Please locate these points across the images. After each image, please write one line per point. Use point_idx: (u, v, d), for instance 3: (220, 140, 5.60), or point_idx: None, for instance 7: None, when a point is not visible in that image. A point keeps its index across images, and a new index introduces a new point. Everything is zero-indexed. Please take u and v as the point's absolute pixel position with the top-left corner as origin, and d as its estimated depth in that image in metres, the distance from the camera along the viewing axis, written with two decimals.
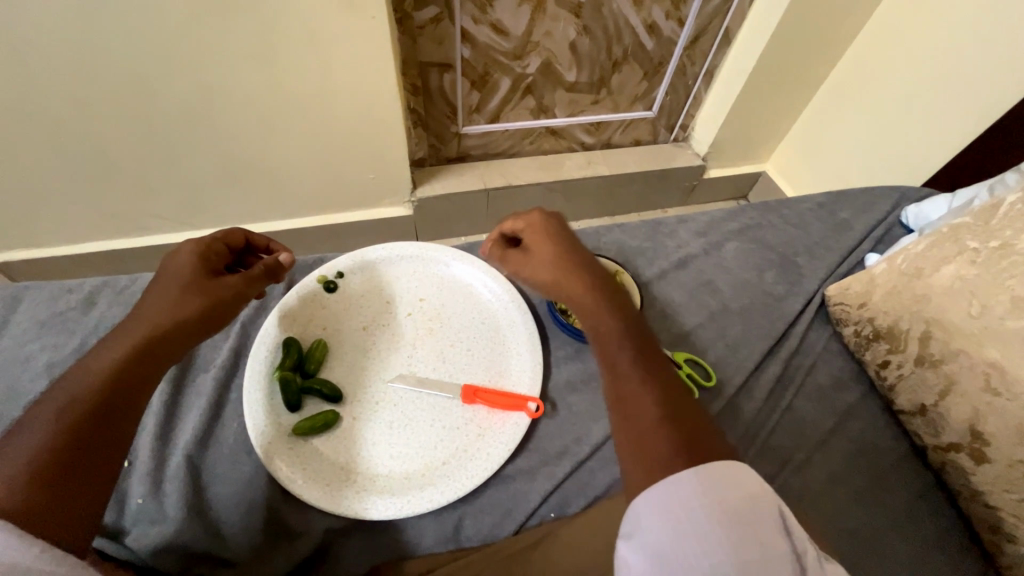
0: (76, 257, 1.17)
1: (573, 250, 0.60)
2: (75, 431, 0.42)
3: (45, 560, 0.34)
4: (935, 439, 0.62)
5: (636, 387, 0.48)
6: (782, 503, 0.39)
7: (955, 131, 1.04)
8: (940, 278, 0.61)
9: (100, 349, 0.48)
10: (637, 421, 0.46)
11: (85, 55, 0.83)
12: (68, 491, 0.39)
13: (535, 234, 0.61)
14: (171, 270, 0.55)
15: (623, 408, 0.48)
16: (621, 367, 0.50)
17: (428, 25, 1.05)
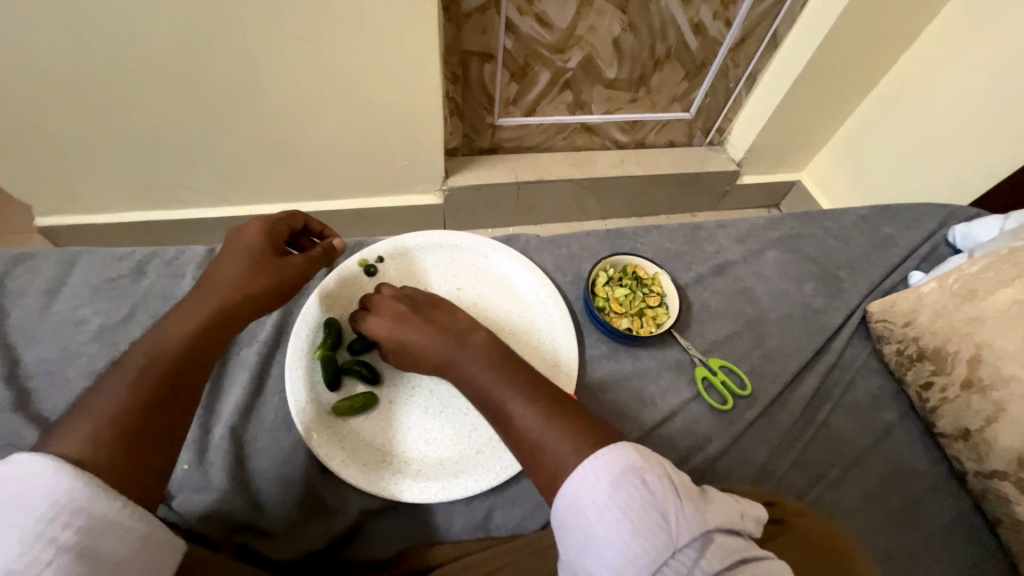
0: (113, 225, 1.20)
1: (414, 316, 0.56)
2: (152, 399, 0.44)
3: (126, 514, 0.37)
4: (977, 465, 0.60)
5: (525, 429, 0.46)
6: (642, 472, 0.41)
7: (1009, 150, 1.00)
8: (996, 301, 0.60)
9: (172, 318, 0.49)
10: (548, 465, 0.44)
11: (143, 28, 0.84)
12: (143, 450, 0.42)
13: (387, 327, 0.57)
14: (240, 244, 0.56)
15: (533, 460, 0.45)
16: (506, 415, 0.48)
17: (474, 14, 1.04)
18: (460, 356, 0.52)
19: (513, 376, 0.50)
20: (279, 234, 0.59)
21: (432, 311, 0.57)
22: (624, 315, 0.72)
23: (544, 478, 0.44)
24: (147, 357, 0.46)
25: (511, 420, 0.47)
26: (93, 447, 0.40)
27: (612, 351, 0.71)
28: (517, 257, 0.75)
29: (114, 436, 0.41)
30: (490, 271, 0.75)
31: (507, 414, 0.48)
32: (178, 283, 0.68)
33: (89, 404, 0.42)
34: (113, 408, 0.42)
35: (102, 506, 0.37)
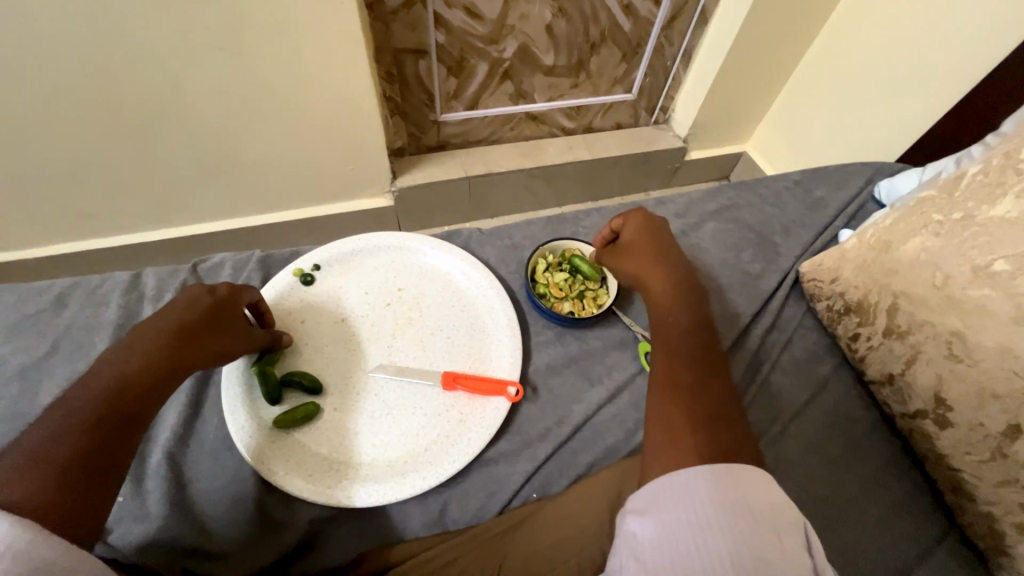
0: (48, 259, 1.14)
1: (672, 265, 0.63)
2: (97, 440, 0.43)
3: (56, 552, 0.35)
4: (903, 407, 0.63)
5: (689, 381, 0.52)
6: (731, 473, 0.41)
7: (927, 104, 1.04)
8: (907, 250, 0.62)
9: (118, 355, 0.48)
10: (689, 408, 0.49)
11: (43, 51, 0.80)
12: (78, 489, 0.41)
13: (637, 239, 0.65)
14: (187, 300, 0.54)
15: (677, 397, 0.51)
16: (679, 362, 0.54)
17: (400, 10, 1.02)
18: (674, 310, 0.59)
19: (706, 351, 0.55)
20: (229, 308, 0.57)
21: (689, 278, 0.62)
22: (565, 299, 0.73)
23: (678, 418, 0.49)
24: (91, 398, 0.45)
25: (678, 364, 0.54)
26: (34, 491, 0.39)
27: (557, 336, 0.72)
28: (455, 252, 0.75)
29: (58, 478, 0.40)
30: (430, 269, 0.75)
31: (681, 362, 0.54)
32: (103, 312, 0.67)
33: (28, 446, 0.41)
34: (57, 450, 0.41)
35: (45, 549, 0.35)
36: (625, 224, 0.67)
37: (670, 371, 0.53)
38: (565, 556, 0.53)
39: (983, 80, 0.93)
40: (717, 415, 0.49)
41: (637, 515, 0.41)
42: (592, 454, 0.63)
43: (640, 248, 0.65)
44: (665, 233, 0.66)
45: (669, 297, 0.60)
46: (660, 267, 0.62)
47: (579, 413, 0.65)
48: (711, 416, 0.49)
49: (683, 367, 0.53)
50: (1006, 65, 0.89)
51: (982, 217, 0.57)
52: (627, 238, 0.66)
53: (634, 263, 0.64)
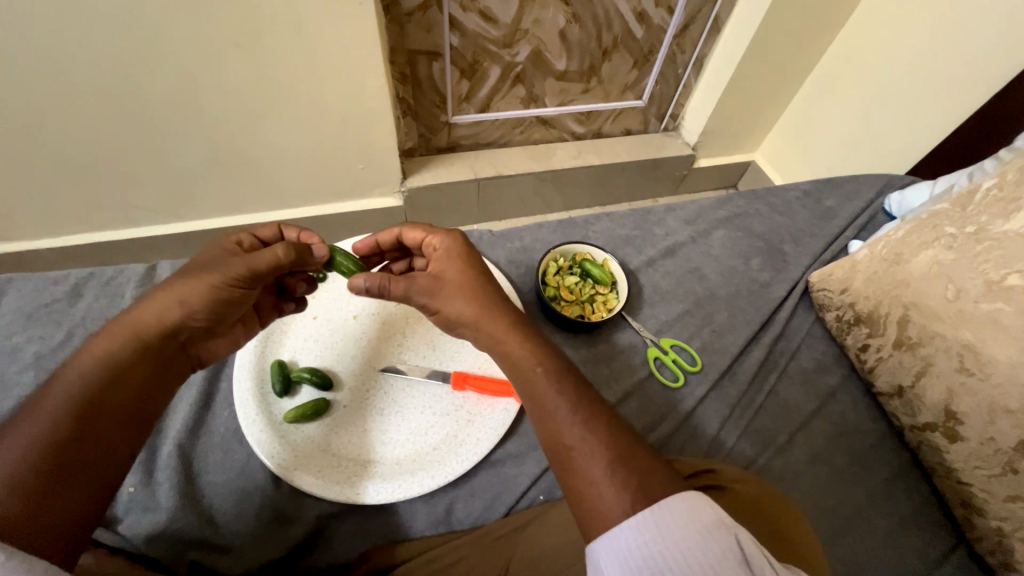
0: (58, 249, 1.15)
1: (483, 281, 0.55)
2: (79, 435, 0.42)
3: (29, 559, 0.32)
4: (912, 419, 0.63)
5: (575, 436, 0.44)
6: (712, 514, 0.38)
7: (938, 117, 1.04)
8: (919, 262, 0.62)
9: (105, 335, 0.47)
10: (585, 477, 0.42)
11: (63, 43, 0.81)
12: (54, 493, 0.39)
13: (442, 256, 0.57)
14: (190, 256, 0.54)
15: (570, 471, 0.43)
16: (555, 418, 0.45)
17: (416, 12, 1.03)
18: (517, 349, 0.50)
19: (571, 387, 0.47)
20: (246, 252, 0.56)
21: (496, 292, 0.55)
22: (576, 303, 0.73)
23: (580, 491, 0.42)
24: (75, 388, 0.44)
25: (553, 421, 0.45)
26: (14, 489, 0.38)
27: (566, 339, 0.72)
28: None
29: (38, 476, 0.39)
30: None
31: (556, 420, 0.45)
32: (117, 304, 0.68)
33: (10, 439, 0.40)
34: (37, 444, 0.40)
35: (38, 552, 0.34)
36: (435, 255, 0.57)
37: (552, 429, 0.45)
38: (571, 556, 0.51)
39: (995, 95, 0.93)
40: (615, 443, 0.43)
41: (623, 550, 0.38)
42: None
43: (445, 272, 0.55)
44: (463, 245, 0.58)
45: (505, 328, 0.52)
46: (477, 293, 0.53)
47: None
48: (615, 453, 0.43)
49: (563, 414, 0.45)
50: (1019, 80, 0.89)
51: (995, 231, 0.57)
52: (434, 267, 0.57)
53: (453, 298, 0.53)
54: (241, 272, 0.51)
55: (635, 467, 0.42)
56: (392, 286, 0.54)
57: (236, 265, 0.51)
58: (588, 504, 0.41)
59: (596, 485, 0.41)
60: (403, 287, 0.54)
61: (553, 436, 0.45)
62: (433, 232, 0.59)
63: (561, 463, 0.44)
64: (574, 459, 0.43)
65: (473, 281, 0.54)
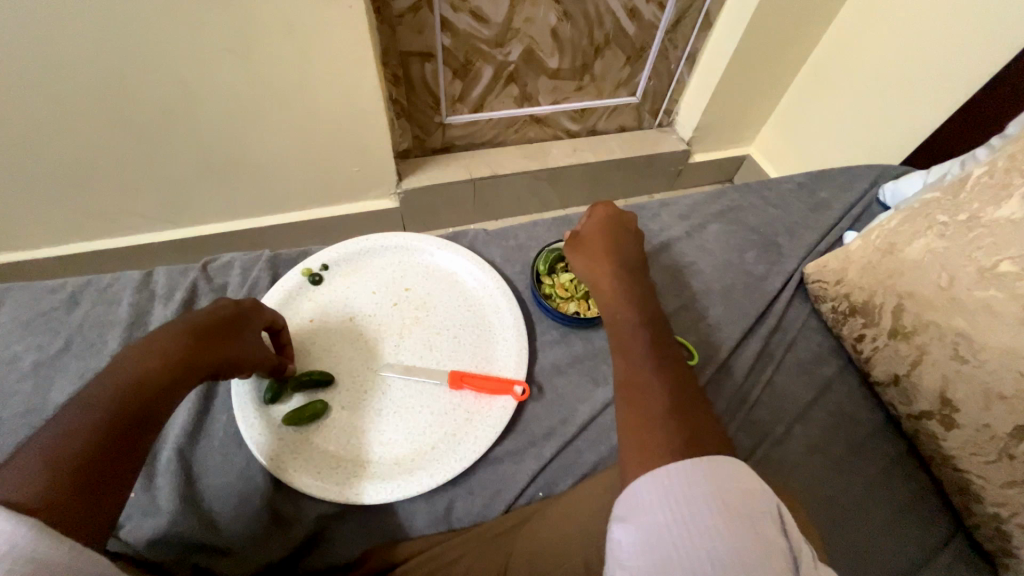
0: (57, 259, 1.16)
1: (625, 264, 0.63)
2: (107, 444, 0.41)
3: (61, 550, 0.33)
4: (908, 407, 0.63)
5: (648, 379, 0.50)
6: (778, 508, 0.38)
7: (932, 106, 1.04)
8: (912, 252, 0.62)
9: (139, 356, 0.47)
10: (644, 408, 0.48)
11: (56, 53, 0.81)
12: (98, 491, 0.39)
13: (596, 229, 0.66)
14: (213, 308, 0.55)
15: (631, 394, 0.50)
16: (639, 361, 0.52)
17: (407, 14, 1.04)
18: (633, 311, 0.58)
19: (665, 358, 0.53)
20: (254, 322, 0.57)
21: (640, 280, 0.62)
22: (571, 300, 0.73)
23: (635, 414, 0.48)
24: (104, 399, 0.43)
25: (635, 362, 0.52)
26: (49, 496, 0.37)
27: (562, 336, 0.72)
28: (462, 253, 0.76)
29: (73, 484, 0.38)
30: (437, 269, 0.76)
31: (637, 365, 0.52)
32: (114, 310, 0.69)
33: (42, 444, 0.39)
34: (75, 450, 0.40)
35: (49, 551, 0.33)
36: (590, 228, 0.66)
37: (629, 364, 0.53)
38: (570, 552, 0.52)
39: (988, 82, 0.93)
40: (681, 400, 0.48)
41: (622, 521, 0.40)
42: (598, 453, 0.63)
43: (595, 244, 0.64)
44: (627, 231, 0.67)
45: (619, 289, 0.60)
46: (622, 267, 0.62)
47: (584, 413, 0.65)
48: (674, 399, 0.48)
49: (643, 354, 0.53)
50: (1010, 68, 0.89)
51: (987, 218, 0.57)
52: (584, 234, 0.66)
53: (585, 259, 0.64)
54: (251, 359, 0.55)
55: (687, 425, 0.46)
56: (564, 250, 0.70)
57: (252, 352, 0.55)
58: (639, 434, 0.46)
59: (654, 422, 0.46)
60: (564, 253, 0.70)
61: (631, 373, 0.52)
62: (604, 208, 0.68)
63: (626, 389, 0.50)
64: (638, 389, 0.49)
65: (613, 253, 0.63)
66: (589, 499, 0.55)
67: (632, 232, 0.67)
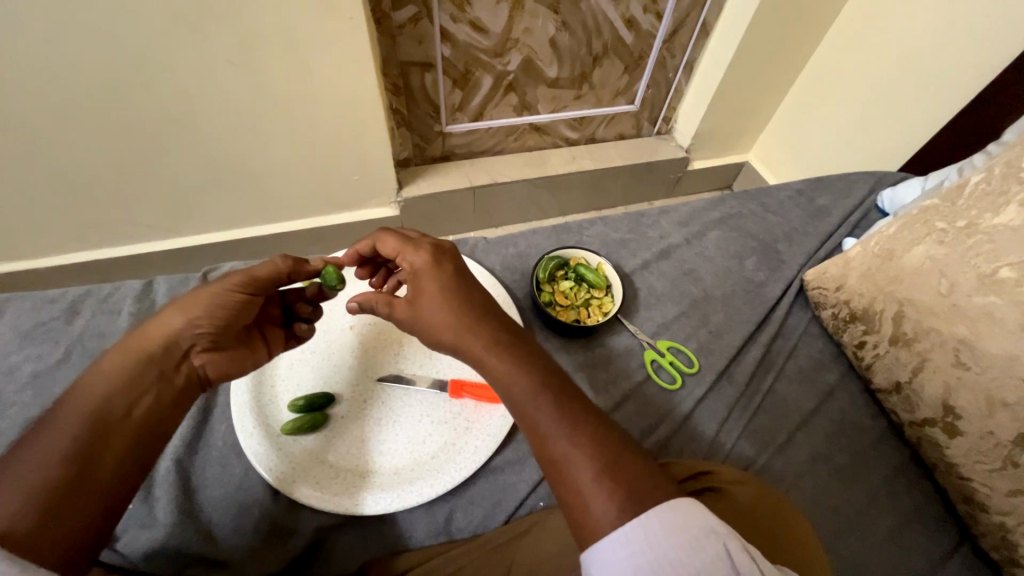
0: (57, 268, 1.16)
1: (474, 300, 0.52)
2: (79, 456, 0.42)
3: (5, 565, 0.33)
4: (911, 415, 0.63)
5: (565, 450, 0.42)
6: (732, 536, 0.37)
7: (928, 113, 1.05)
8: (912, 258, 0.62)
9: (107, 361, 0.48)
10: (574, 486, 0.40)
11: (59, 64, 0.82)
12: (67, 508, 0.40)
13: (422, 271, 0.53)
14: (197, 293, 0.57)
15: (556, 474, 0.42)
16: (546, 430, 0.43)
17: (407, 25, 1.05)
18: (511, 364, 0.47)
19: (569, 406, 0.44)
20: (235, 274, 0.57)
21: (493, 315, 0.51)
22: (571, 308, 0.73)
23: (569, 494, 0.41)
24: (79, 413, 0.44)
25: (544, 435, 0.43)
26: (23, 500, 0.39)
27: (562, 344, 0.72)
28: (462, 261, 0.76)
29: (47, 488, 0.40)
30: None
31: (547, 439, 0.43)
32: (114, 320, 0.69)
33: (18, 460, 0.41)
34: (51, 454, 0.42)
35: None
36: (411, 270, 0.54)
37: (538, 440, 0.43)
38: (572, 563, 0.51)
39: (985, 88, 0.94)
40: (608, 451, 0.42)
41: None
42: None
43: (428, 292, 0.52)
44: (454, 263, 0.55)
45: (484, 341, 0.48)
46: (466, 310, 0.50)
47: None
48: (598, 455, 0.41)
49: (546, 420, 0.44)
50: (1006, 74, 0.89)
51: (986, 225, 0.57)
52: (414, 284, 0.53)
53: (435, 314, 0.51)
54: (242, 280, 0.55)
55: (625, 474, 0.40)
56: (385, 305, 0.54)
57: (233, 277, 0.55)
58: (577, 512, 0.40)
59: (585, 493, 0.40)
60: (388, 308, 0.55)
61: (544, 452, 0.43)
62: (405, 249, 0.56)
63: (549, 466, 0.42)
64: (558, 466, 0.42)
65: (455, 296, 0.51)
66: None
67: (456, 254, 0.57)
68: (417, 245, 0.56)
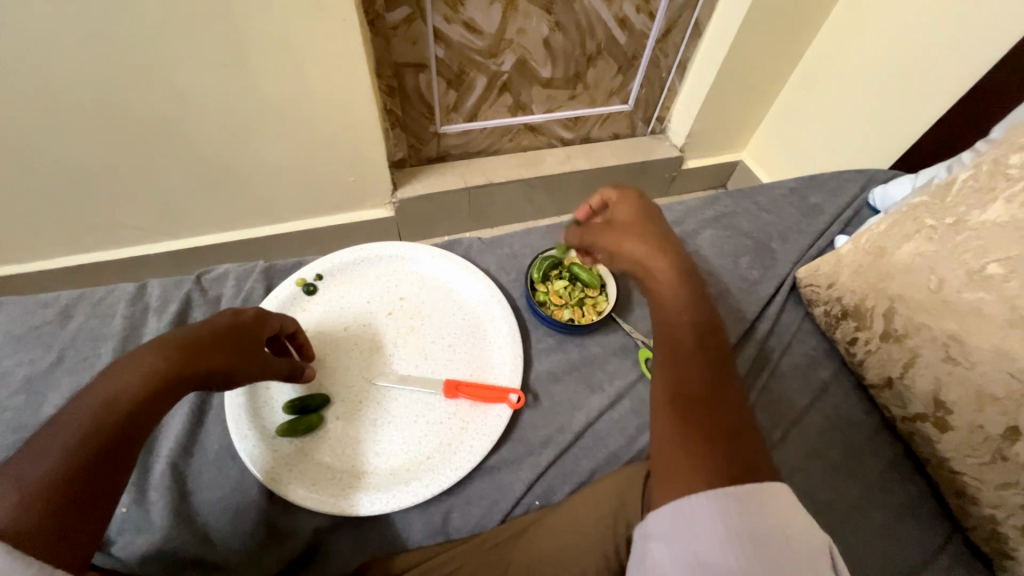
0: (51, 272, 1.15)
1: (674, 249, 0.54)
2: (84, 465, 0.40)
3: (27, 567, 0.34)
4: (902, 410, 0.64)
5: (704, 396, 0.45)
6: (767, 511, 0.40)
7: (920, 110, 1.06)
8: (901, 255, 0.63)
9: (120, 369, 0.45)
10: (693, 435, 0.43)
11: (50, 67, 0.82)
12: (71, 519, 0.38)
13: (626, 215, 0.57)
14: (212, 321, 0.53)
15: (690, 413, 0.44)
16: (693, 371, 0.46)
17: (401, 26, 1.05)
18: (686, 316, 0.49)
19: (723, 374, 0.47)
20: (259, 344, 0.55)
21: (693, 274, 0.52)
22: (565, 306, 0.73)
23: (678, 445, 0.43)
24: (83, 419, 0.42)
25: (688, 380, 0.46)
26: (14, 521, 0.36)
27: (558, 343, 0.72)
28: (456, 261, 0.76)
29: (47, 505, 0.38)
30: (431, 278, 0.76)
31: (692, 386, 0.45)
32: (107, 323, 0.69)
33: (17, 469, 0.38)
34: (42, 472, 0.38)
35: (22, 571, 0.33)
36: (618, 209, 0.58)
37: (682, 380, 0.46)
38: (568, 561, 0.51)
39: (974, 86, 0.95)
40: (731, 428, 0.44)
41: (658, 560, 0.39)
42: (595, 461, 0.63)
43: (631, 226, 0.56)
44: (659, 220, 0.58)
45: (672, 283, 0.50)
46: (663, 252, 0.53)
47: (580, 421, 0.65)
48: (730, 422, 0.44)
49: (699, 367, 0.46)
50: (994, 72, 0.90)
51: (974, 221, 0.58)
52: (622, 220, 0.57)
53: (625, 240, 0.54)
54: (258, 367, 0.54)
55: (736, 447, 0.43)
56: (577, 233, 0.58)
57: (255, 361, 0.53)
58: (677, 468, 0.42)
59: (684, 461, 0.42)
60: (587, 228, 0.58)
61: (683, 395, 0.45)
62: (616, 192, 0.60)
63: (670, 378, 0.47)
64: (694, 404, 0.44)
65: (660, 239, 0.54)
66: (585, 506, 0.55)
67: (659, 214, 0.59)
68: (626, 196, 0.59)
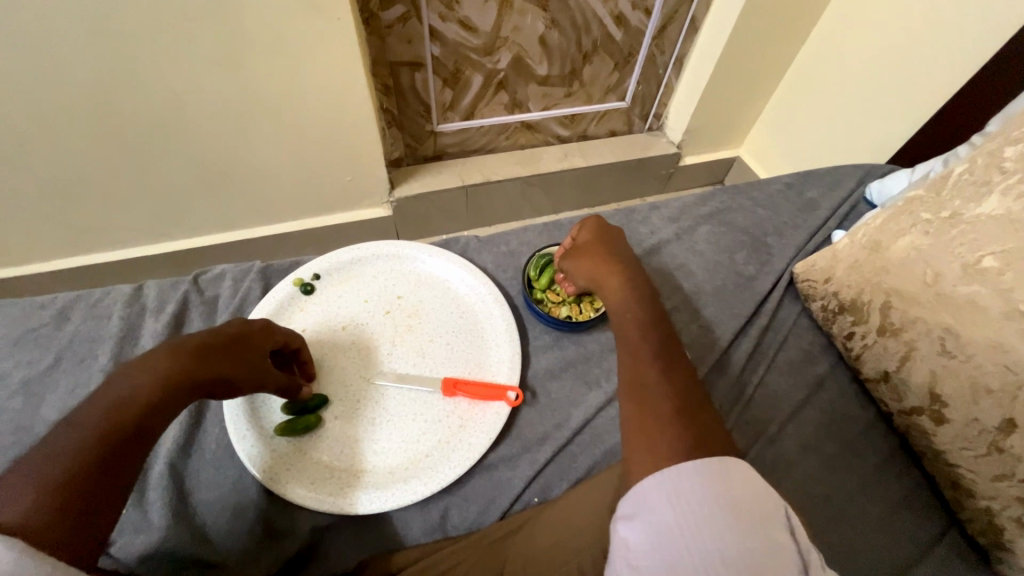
0: (48, 274, 1.15)
1: (631, 270, 0.63)
2: (97, 460, 0.40)
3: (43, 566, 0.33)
4: (899, 404, 0.64)
5: (655, 383, 0.51)
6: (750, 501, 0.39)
7: (917, 104, 1.05)
8: (897, 249, 0.63)
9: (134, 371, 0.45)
10: (655, 414, 0.49)
11: (44, 69, 0.82)
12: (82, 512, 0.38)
13: (593, 239, 0.67)
14: (224, 327, 0.53)
15: (640, 397, 0.51)
16: (643, 361, 0.54)
17: (396, 25, 1.05)
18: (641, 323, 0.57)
19: (675, 368, 0.53)
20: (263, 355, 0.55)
21: (647, 290, 0.61)
22: (563, 304, 0.73)
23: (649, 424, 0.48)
24: (98, 416, 0.42)
25: (641, 373, 0.53)
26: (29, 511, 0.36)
27: (555, 340, 0.72)
28: (453, 259, 0.76)
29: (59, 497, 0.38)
30: (428, 276, 0.76)
31: (644, 378, 0.52)
32: (104, 325, 0.69)
33: (33, 463, 0.39)
34: (55, 471, 0.39)
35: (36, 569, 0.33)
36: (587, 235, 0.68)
37: (637, 372, 0.53)
38: (565, 557, 0.52)
39: (970, 80, 0.95)
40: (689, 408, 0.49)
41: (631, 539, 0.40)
42: (592, 457, 0.63)
43: (592, 249, 0.66)
44: (624, 245, 0.67)
45: (625, 296, 0.60)
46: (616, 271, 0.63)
47: (578, 418, 0.65)
48: (684, 403, 0.49)
49: (648, 360, 0.54)
50: (990, 66, 0.90)
51: (969, 215, 0.58)
52: (586, 245, 0.67)
53: (587, 263, 0.65)
54: (258, 379, 0.53)
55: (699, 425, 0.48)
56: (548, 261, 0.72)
57: (257, 372, 0.53)
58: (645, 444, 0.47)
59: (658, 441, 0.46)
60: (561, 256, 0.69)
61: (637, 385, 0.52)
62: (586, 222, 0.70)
63: (623, 378, 0.54)
64: (646, 390, 0.51)
65: (619, 260, 0.64)
66: (582, 503, 0.55)
67: (626, 240, 0.68)
68: (589, 224, 0.69)
